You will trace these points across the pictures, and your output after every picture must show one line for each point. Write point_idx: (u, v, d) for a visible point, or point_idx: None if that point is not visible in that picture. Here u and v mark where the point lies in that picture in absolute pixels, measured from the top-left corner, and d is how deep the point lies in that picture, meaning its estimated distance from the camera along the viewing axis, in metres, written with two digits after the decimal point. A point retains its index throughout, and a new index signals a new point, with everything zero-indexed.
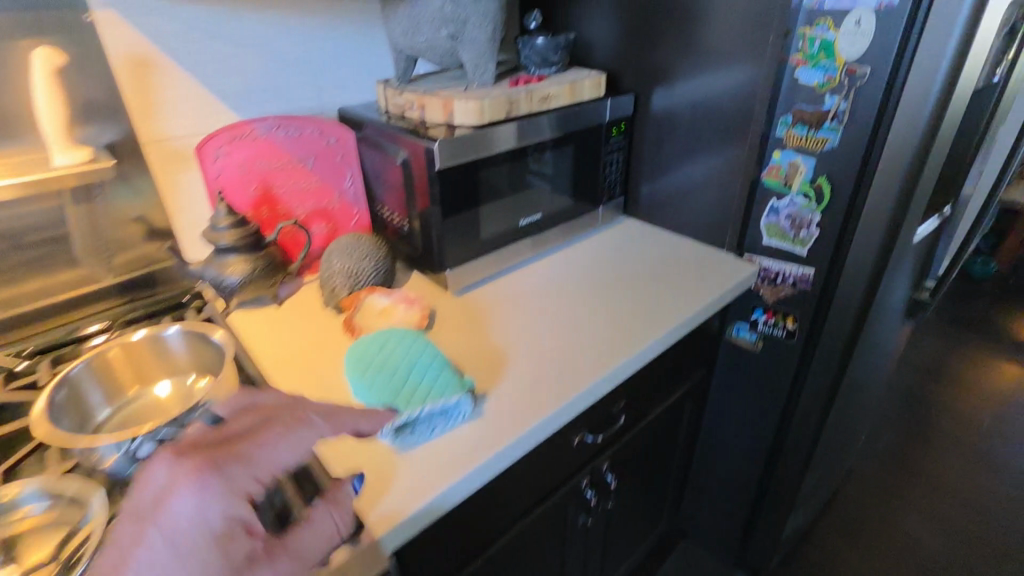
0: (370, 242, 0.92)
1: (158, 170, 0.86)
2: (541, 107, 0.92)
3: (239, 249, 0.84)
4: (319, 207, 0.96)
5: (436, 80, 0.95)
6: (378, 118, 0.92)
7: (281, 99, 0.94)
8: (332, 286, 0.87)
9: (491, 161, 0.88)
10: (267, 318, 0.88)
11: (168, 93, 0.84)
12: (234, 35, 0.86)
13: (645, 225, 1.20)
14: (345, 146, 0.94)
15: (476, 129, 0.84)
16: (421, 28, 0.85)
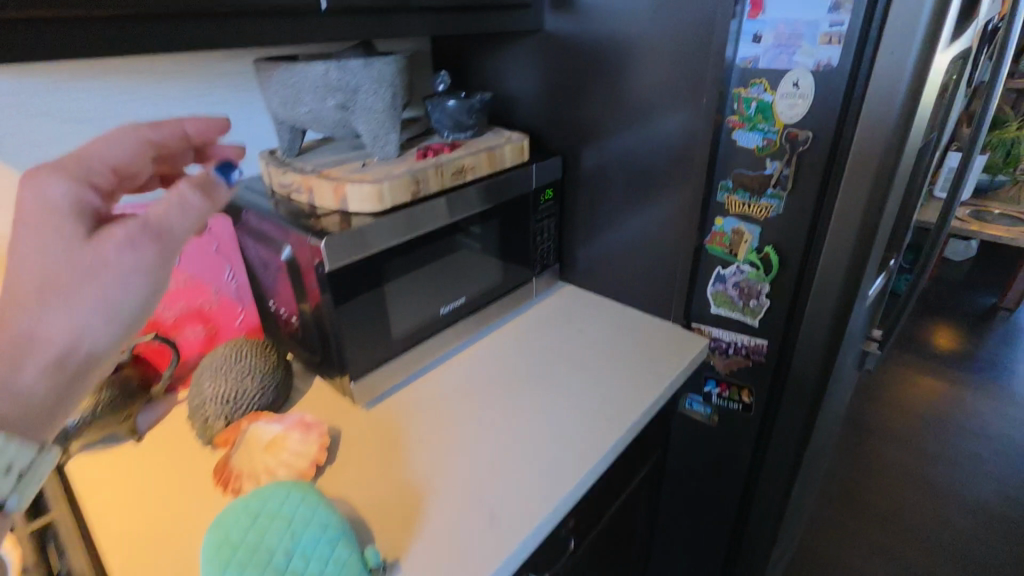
0: (255, 351, 0.76)
1: None
2: (456, 181, 0.79)
3: None
4: (192, 308, 0.79)
5: (331, 152, 0.81)
6: (258, 201, 0.76)
7: None
8: (204, 416, 0.70)
9: (397, 250, 0.74)
10: (119, 463, 0.69)
11: None
12: None
13: (584, 292, 1.10)
14: (221, 233, 0.78)
15: (375, 217, 0.70)
16: (303, 97, 0.71)
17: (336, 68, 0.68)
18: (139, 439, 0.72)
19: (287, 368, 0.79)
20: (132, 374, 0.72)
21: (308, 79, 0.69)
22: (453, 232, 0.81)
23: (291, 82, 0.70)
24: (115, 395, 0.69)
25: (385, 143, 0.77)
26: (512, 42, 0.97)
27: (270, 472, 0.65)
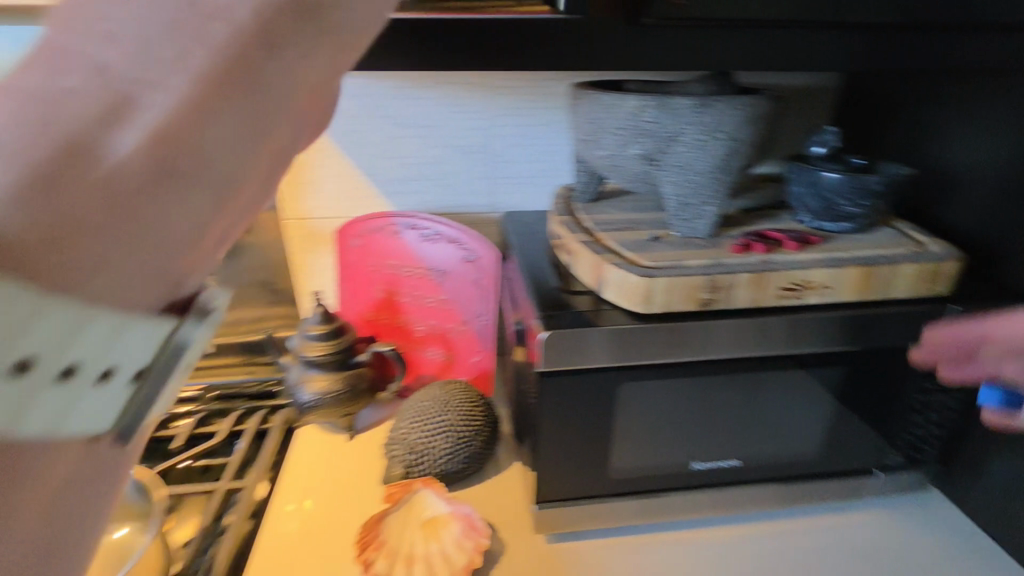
0: (464, 408, 0.66)
1: (300, 250, 0.80)
2: (783, 300, 0.50)
3: (324, 364, 0.71)
4: (439, 330, 0.76)
5: (625, 208, 0.63)
6: (527, 246, 0.66)
7: (443, 194, 0.77)
8: (392, 454, 0.65)
9: (645, 368, 0.51)
10: (324, 454, 0.72)
11: (319, 172, 0.75)
12: (398, 115, 0.72)
13: (978, 532, 0.61)
14: (487, 264, 0.72)
15: (629, 320, 0.49)
16: (602, 138, 0.54)
17: (653, 108, 0.49)
18: (350, 437, 0.74)
19: (488, 440, 0.67)
20: (364, 374, 0.73)
21: (613, 117, 0.51)
22: (748, 367, 0.52)
23: (593, 118, 0.54)
24: (343, 390, 0.71)
25: (694, 217, 0.54)
26: (990, 88, 0.56)
27: (409, 563, 0.55)
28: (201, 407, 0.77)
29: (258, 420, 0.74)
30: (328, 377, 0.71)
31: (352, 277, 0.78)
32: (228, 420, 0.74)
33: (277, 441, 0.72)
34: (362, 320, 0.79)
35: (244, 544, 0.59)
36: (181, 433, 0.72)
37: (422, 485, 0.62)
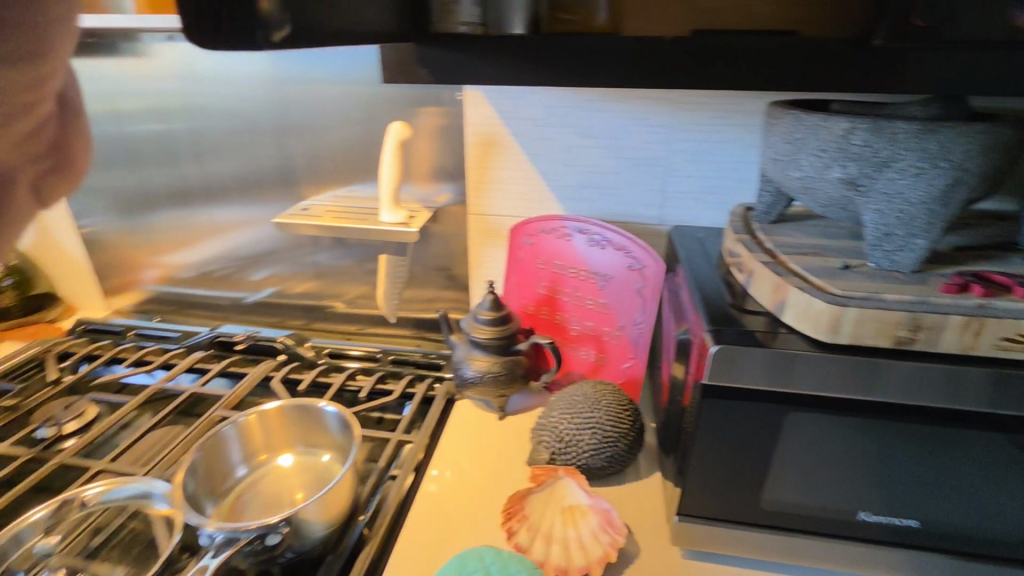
0: (612, 409, 0.68)
1: (477, 242, 0.89)
2: (1002, 351, 0.44)
3: (488, 348, 0.78)
4: (595, 332, 0.79)
5: (812, 233, 0.60)
6: (698, 263, 0.66)
7: (613, 203, 0.81)
8: (539, 439, 0.70)
9: (821, 400, 0.48)
10: (477, 428, 0.79)
11: (504, 174, 0.83)
12: (582, 125, 0.77)
13: None
14: (650, 274, 0.73)
15: (808, 347, 0.47)
16: (799, 158, 0.52)
17: (866, 129, 0.47)
18: (500, 418, 0.80)
19: (632, 445, 0.68)
20: (521, 362, 0.79)
21: (816, 137, 0.50)
22: (945, 420, 0.47)
23: (793, 137, 0.52)
24: (501, 374, 0.77)
25: (897, 248, 0.50)
26: None
27: (548, 541, 0.60)
28: (381, 367, 0.90)
29: (426, 386, 0.84)
30: (490, 359, 0.78)
31: (520, 272, 0.84)
32: (402, 382, 0.85)
33: (441, 408, 0.81)
34: (523, 312, 0.85)
35: (410, 490, 0.67)
36: (365, 386, 0.85)
37: (565, 473, 0.65)
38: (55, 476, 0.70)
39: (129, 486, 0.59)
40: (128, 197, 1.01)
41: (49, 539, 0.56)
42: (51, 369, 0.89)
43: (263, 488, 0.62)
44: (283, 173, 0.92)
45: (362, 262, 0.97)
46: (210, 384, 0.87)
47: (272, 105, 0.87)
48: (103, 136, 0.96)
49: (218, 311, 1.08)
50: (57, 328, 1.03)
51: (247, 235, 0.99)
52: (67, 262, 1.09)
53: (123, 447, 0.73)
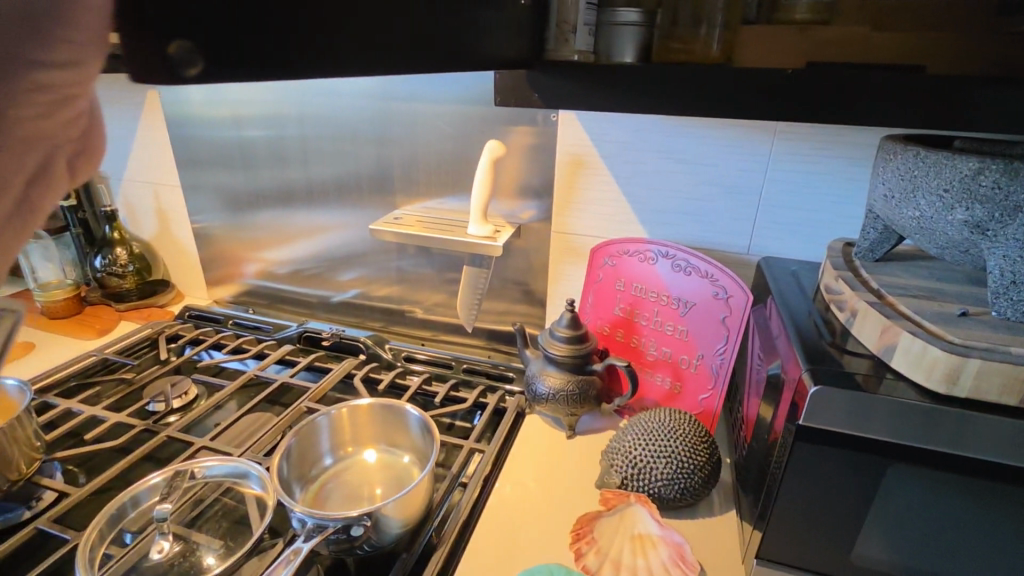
0: (690, 441, 0.67)
1: (558, 259, 0.90)
2: None
3: (563, 365, 0.78)
4: (672, 358, 0.78)
5: (924, 275, 0.57)
6: (793, 299, 0.65)
7: (700, 229, 0.80)
8: (610, 463, 0.69)
9: (929, 456, 0.45)
10: (545, 445, 0.79)
11: (590, 195, 0.84)
12: (674, 151, 0.77)
13: None
14: (737, 305, 0.71)
15: (918, 398, 0.44)
16: (916, 196, 0.50)
17: (997, 169, 0.44)
18: (569, 436, 0.80)
19: (707, 480, 0.66)
20: (595, 383, 0.79)
21: (937, 176, 0.47)
22: None
23: (910, 173, 0.50)
24: (574, 392, 0.78)
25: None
26: None
27: (617, 567, 0.59)
28: (454, 374, 0.93)
29: (497, 398, 0.86)
30: (564, 377, 0.78)
31: (599, 291, 0.84)
32: (474, 392, 0.87)
33: (511, 421, 0.82)
34: (599, 332, 0.85)
35: (478, 500, 0.69)
36: (439, 392, 0.87)
37: (637, 500, 0.64)
38: (162, 447, 0.77)
39: (226, 464, 0.65)
40: (237, 198, 1.11)
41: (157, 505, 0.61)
42: (162, 349, 0.98)
43: (345, 480, 0.65)
44: (378, 182, 0.97)
45: (443, 272, 1.01)
46: (297, 376, 0.93)
47: (375, 119, 0.93)
48: (223, 141, 1.06)
49: (306, 308, 1.16)
50: (166, 312, 1.13)
51: (339, 239, 1.06)
52: (180, 254, 1.20)
53: (221, 426, 0.79)
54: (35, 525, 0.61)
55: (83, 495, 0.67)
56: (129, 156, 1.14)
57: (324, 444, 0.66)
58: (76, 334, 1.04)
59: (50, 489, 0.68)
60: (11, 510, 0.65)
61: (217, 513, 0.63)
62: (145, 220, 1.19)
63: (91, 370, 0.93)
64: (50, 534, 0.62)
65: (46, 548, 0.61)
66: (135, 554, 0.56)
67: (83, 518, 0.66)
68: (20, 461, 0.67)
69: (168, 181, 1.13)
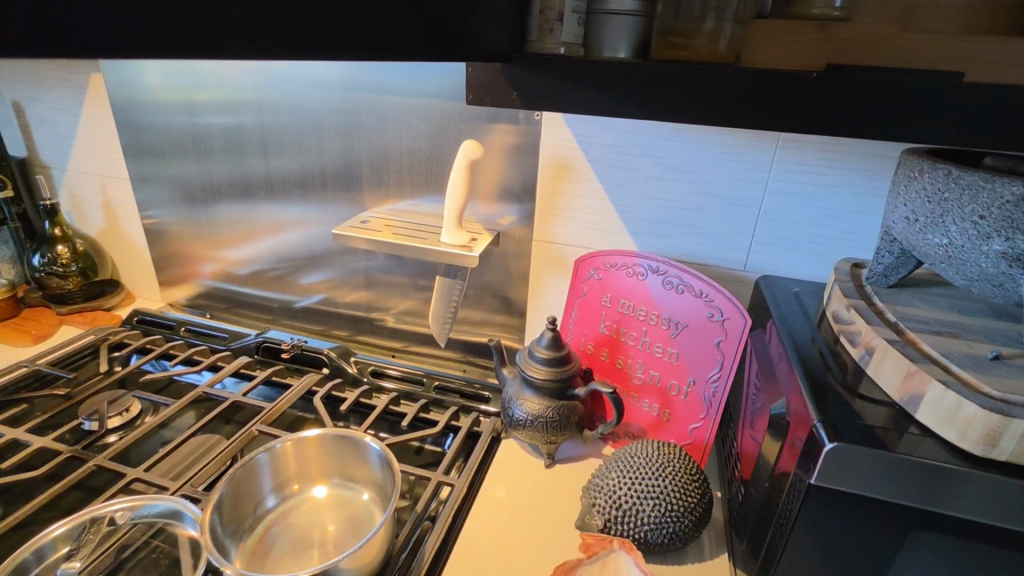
0: (681, 480, 0.61)
1: (539, 269, 0.83)
2: None
3: (541, 390, 0.71)
4: (661, 383, 0.71)
5: (944, 306, 0.51)
6: (797, 325, 0.59)
7: (693, 241, 0.73)
8: (592, 501, 0.62)
9: (957, 524, 0.39)
10: (522, 475, 0.73)
11: (576, 202, 0.77)
12: (668, 156, 0.70)
13: None
14: (734, 328, 0.65)
15: (951, 460, 0.38)
16: (946, 221, 0.44)
17: None
18: (548, 465, 0.74)
19: (699, 522, 0.60)
20: (577, 409, 0.72)
21: (972, 200, 0.41)
22: None
23: (939, 196, 0.44)
24: (553, 419, 0.71)
25: None
26: None
27: None
28: (425, 391, 0.86)
29: (471, 420, 0.79)
30: (543, 402, 0.71)
31: (583, 306, 0.78)
32: (446, 413, 0.80)
33: (485, 447, 0.75)
34: (582, 351, 0.78)
35: (445, 541, 0.61)
36: (408, 413, 0.80)
37: (620, 547, 0.58)
38: (93, 476, 0.69)
39: (157, 504, 0.57)
40: (192, 192, 1.01)
41: (71, 555, 0.54)
42: (104, 359, 0.89)
43: (295, 522, 0.58)
44: (345, 180, 0.89)
45: (416, 278, 0.93)
46: (252, 392, 0.84)
47: (342, 109, 0.84)
48: (176, 128, 0.96)
49: (269, 313, 1.07)
50: (113, 316, 1.04)
51: (303, 240, 0.98)
52: (130, 251, 1.11)
53: (160, 452, 0.71)
54: None
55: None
56: (73, 143, 1.04)
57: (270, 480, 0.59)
58: (8, 340, 0.95)
59: None
60: None
61: (144, 558, 0.56)
62: (92, 214, 1.09)
63: (21, 384, 0.84)
64: None
65: None
66: None
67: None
68: None
69: (116, 172, 1.04)
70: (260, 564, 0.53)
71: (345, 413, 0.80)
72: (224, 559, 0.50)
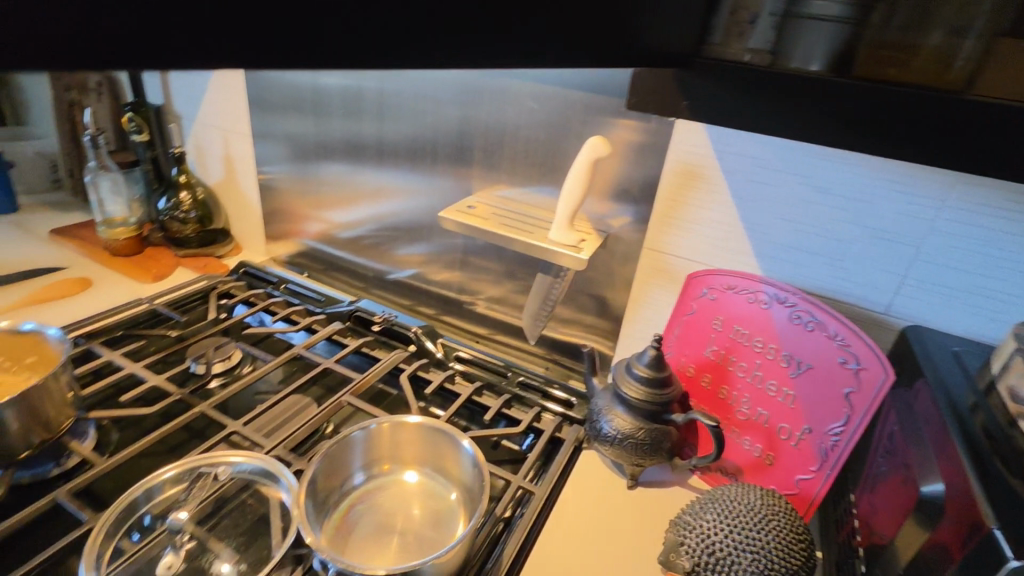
0: (785, 537, 0.55)
1: (645, 279, 0.79)
2: None
3: (635, 408, 0.68)
4: (769, 423, 0.65)
5: None
6: (957, 392, 0.51)
7: (829, 274, 0.66)
8: (680, 540, 0.58)
9: None
10: (602, 493, 0.69)
11: (699, 214, 0.71)
12: (818, 177, 0.63)
13: None
14: (870, 380, 0.58)
15: None
16: None
17: None
18: (630, 487, 0.70)
19: None
20: (671, 434, 0.68)
21: None
22: None
23: None
24: (644, 441, 0.67)
25: None
26: None
27: None
28: (509, 385, 0.84)
29: (554, 425, 0.76)
30: (635, 421, 0.67)
31: (690, 326, 0.73)
32: (529, 413, 0.78)
33: (566, 457, 0.72)
34: (681, 372, 0.73)
35: (521, 551, 0.59)
36: (491, 406, 0.79)
37: None
38: (197, 420, 0.73)
39: (253, 462, 0.59)
40: (307, 155, 1.04)
41: (175, 499, 0.57)
42: (213, 307, 0.94)
43: (379, 504, 0.58)
44: (457, 161, 0.88)
45: (512, 268, 0.91)
46: (343, 359, 0.86)
47: (464, 83, 0.82)
48: (300, 88, 0.98)
49: (363, 280, 1.09)
50: (223, 265, 1.09)
51: (405, 214, 0.98)
52: (243, 204, 1.16)
53: (258, 408, 0.74)
54: (56, 496, 0.57)
55: (109, 468, 0.62)
56: (205, 95, 1.09)
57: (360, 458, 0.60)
58: (131, 276, 1.02)
59: (77, 453, 0.64)
60: (42, 465, 0.62)
61: (238, 511, 0.58)
62: (214, 166, 1.15)
63: (140, 321, 0.90)
64: (67, 507, 0.58)
65: (69, 521, 0.58)
66: (149, 552, 0.51)
67: (110, 488, 0.62)
68: (58, 419, 0.63)
69: (239, 127, 1.08)
70: (343, 543, 0.53)
71: (428, 395, 0.80)
72: (314, 535, 0.50)
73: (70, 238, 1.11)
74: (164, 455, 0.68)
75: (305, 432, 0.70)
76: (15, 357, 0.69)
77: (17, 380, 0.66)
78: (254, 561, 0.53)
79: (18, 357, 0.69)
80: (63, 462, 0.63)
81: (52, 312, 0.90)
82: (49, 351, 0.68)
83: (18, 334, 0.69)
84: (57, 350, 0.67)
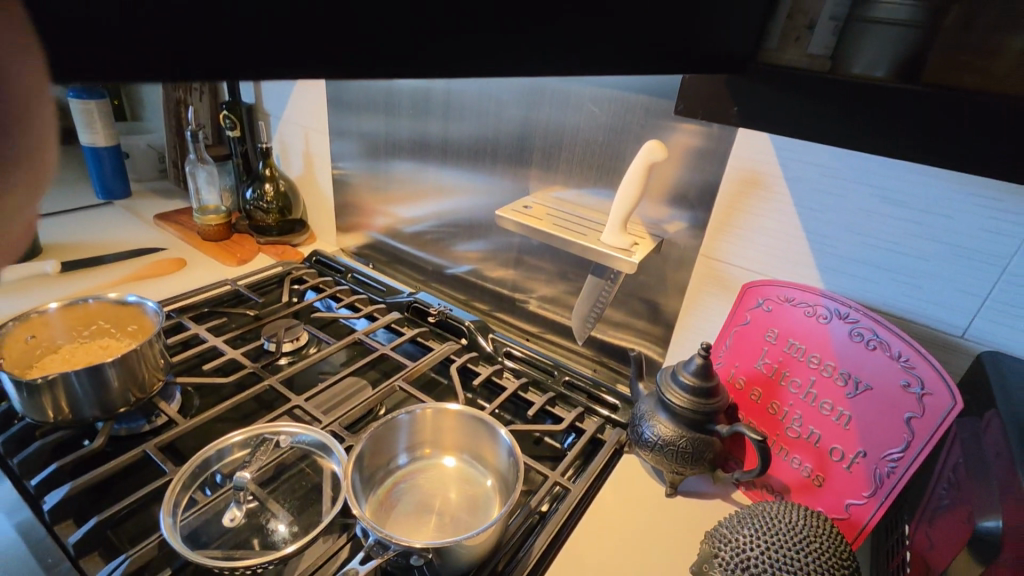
0: (827, 563, 0.53)
1: (698, 286, 0.78)
2: None
3: (678, 415, 0.67)
4: (821, 442, 0.63)
5: None
6: None
7: (898, 292, 0.62)
8: (714, 552, 0.57)
9: None
10: (640, 498, 0.69)
11: (759, 222, 0.69)
12: (891, 188, 0.60)
13: None
14: (935, 407, 0.54)
15: None
16: None
17: None
18: (669, 494, 0.69)
19: None
20: (714, 445, 0.67)
21: None
22: None
23: None
24: (685, 449, 0.66)
25: None
26: None
27: None
28: (554, 383, 0.86)
29: (596, 426, 0.77)
30: (677, 429, 0.67)
31: (742, 337, 0.71)
32: (572, 412, 0.79)
33: (605, 458, 0.72)
34: (730, 384, 0.72)
35: (553, 545, 0.61)
36: (535, 402, 0.81)
37: None
38: (266, 393, 0.80)
39: (311, 434, 0.65)
40: (378, 153, 1.10)
41: (241, 460, 0.62)
42: (287, 291, 1.02)
43: (420, 484, 0.61)
44: (516, 161, 0.90)
45: (564, 270, 0.92)
46: (399, 347, 0.91)
47: (527, 86, 0.84)
48: (374, 89, 1.04)
49: (423, 273, 1.14)
50: (298, 253, 1.18)
51: (465, 212, 1.02)
52: (319, 198, 1.25)
53: (318, 387, 0.80)
54: (145, 448, 0.65)
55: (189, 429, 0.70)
56: (291, 96, 1.18)
57: (407, 441, 0.63)
58: (218, 259, 1.13)
59: (165, 412, 0.73)
60: (136, 420, 0.71)
61: (295, 478, 0.63)
62: (296, 161, 1.25)
63: (222, 300, 0.99)
64: (153, 459, 0.65)
65: (154, 471, 0.65)
66: (219, 506, 0.57)
67: (190, 445, 0.70)
68: (151, 381, 0.71)
69: (318, 125, 1.16)
70: (385, 517, 0.57)
71: (476, 387, 0.83)
72: (359, 506, 0.54)
73: (170, 223, 1.23)
74: (235, 422, 0.75)
75: (358, 412, 0.74)
76: (120, 325, 0.79)
77: (120, 345, 0.76)
78: (305, 525, 0.58)
79: (122, 322, 0.78)
80: (153, 420, 0.72)
81: (151, 287, 1.01)
82: (147, 319, 0.77)
83: (118, 303, 0.77)
84: (152, 319, 0.77)
